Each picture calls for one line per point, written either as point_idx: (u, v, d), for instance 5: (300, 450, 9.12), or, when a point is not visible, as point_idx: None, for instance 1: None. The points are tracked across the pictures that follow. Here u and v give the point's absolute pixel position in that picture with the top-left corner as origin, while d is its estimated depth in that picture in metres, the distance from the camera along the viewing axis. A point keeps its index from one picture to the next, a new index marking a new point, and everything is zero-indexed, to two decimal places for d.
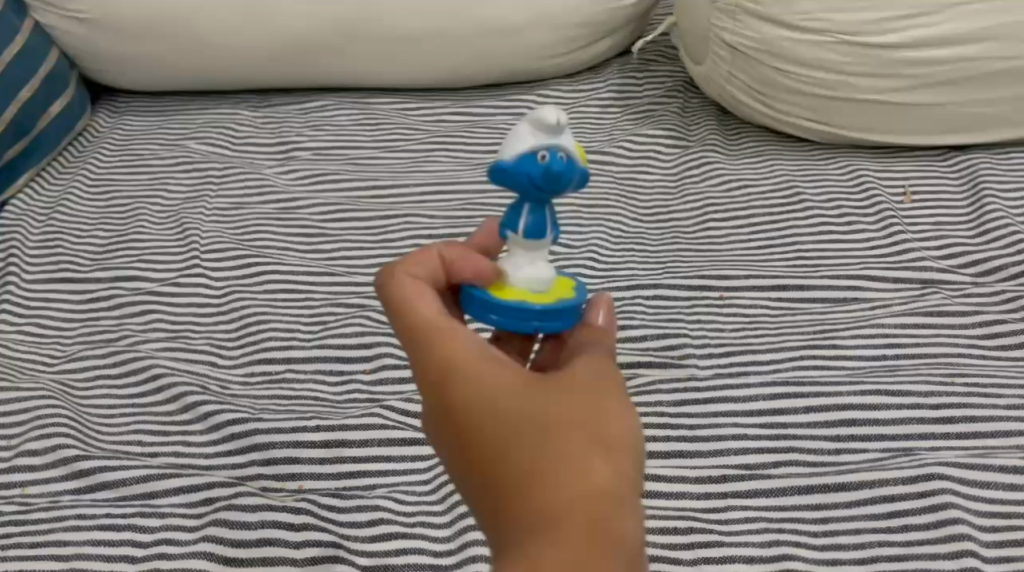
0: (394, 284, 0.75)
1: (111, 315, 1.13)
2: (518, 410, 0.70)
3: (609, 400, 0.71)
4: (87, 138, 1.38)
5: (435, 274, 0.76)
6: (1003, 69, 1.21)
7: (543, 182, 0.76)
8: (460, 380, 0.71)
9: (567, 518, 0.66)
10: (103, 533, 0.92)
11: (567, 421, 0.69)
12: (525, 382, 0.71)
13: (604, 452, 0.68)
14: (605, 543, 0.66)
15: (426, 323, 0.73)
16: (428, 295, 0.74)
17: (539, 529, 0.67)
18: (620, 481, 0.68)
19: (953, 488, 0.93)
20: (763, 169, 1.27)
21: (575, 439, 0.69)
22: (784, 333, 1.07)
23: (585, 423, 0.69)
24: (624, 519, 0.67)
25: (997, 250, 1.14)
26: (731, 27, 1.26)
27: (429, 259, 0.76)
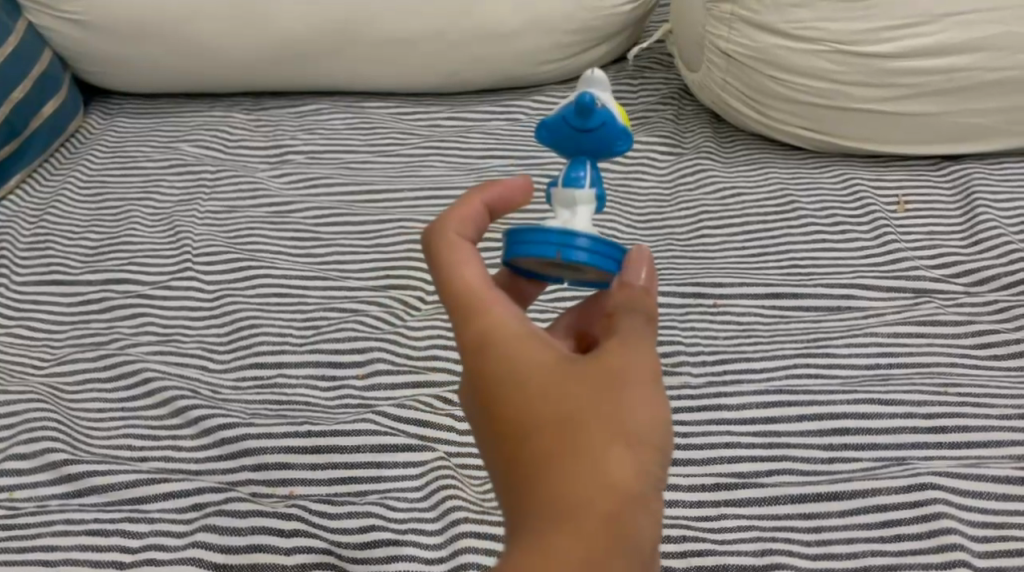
0: (443, 247, 0.77)
1: (102, 318, 1.12)
2: (550, 391, 0.71)
3: (640, 389, 0.71)
4: (80, 139, 1.37)
5: (481, 222, 0.79)
6: (998, 79, 1.21)
7: (578, 120, 0.83)
8: (498, 355, 0.73)
9: (583, 504, 0.68)
10: (92, 539, 0.92)
11: (594, 408, 0.70)
12: (558, 364, 0.72)
13: (624, 447, 0.70)
14: (613, 539, 0.68)
15: (471, 293, 0.75)
16: (476, 259, 0.77)
17: (554, 511, 0.69)
18: (638, 478, 0.69)
19: (946, 497, 0.93)
20: (758, 176, 1.27)
21: (600, 426, 0.70)
22: (777, 341, 1.07)
23: (610, 410, 0.70)
24: (636, 516, 0.69)
25: (990, 260, 1.14)
26: (726, 34, 1.26)
27: (474, 208, 0.79)
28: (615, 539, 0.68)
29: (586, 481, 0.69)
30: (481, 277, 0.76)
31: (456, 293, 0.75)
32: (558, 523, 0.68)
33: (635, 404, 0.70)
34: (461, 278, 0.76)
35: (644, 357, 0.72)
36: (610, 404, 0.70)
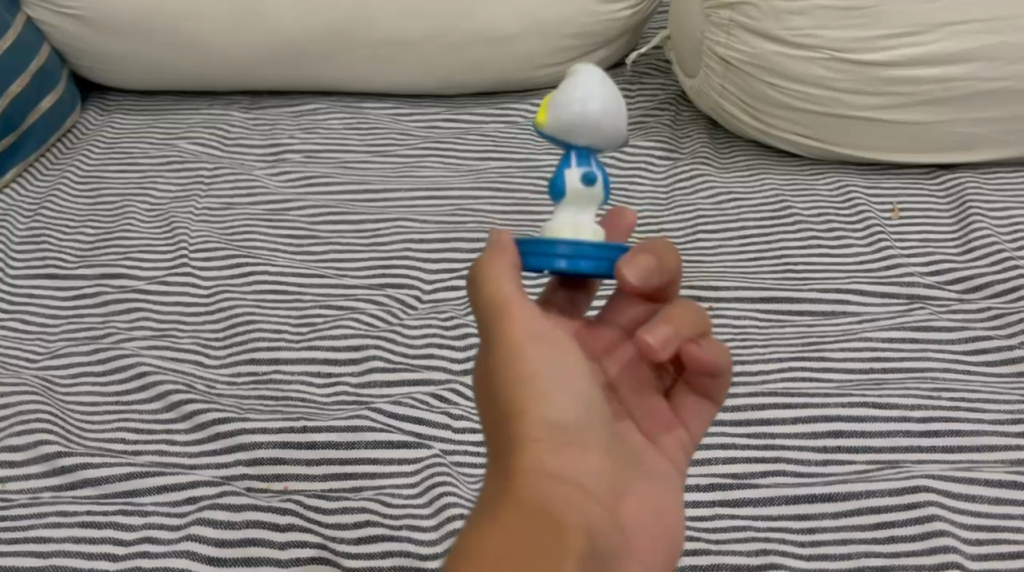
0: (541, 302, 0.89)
1: (97, 313, 1.12)
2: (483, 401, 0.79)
3: (521, 366, 0.77)
4: (76, 134, 1.37)
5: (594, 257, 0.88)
6: (993, 89, 1.22)
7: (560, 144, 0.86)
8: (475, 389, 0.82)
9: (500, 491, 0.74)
10: (85, 531, 0.92)
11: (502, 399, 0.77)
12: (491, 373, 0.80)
13: (520, 429, 0.76)
14: (528, 516, 0.73)
15: None
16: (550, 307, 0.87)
17: (484, 503, 0.74)
18: (538, 454, 0.75)
19: (939, 500, 0.93)
20: (754, 183, 1.27)
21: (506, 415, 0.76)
22: (772, 345, 1.07)
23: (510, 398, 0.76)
24: (551, 489, 0.74)
25: (985, 267, 1.15)
26: (725, 40, 1.27)
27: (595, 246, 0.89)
28: (533, 515, 0.73)
29: (501, 471, 0.75)
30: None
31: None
32: (485, 513, 0.73)
33: (517, 385, 0.76)
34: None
35: (513, 328, 0.78)
36: (500, 392, 0.77)
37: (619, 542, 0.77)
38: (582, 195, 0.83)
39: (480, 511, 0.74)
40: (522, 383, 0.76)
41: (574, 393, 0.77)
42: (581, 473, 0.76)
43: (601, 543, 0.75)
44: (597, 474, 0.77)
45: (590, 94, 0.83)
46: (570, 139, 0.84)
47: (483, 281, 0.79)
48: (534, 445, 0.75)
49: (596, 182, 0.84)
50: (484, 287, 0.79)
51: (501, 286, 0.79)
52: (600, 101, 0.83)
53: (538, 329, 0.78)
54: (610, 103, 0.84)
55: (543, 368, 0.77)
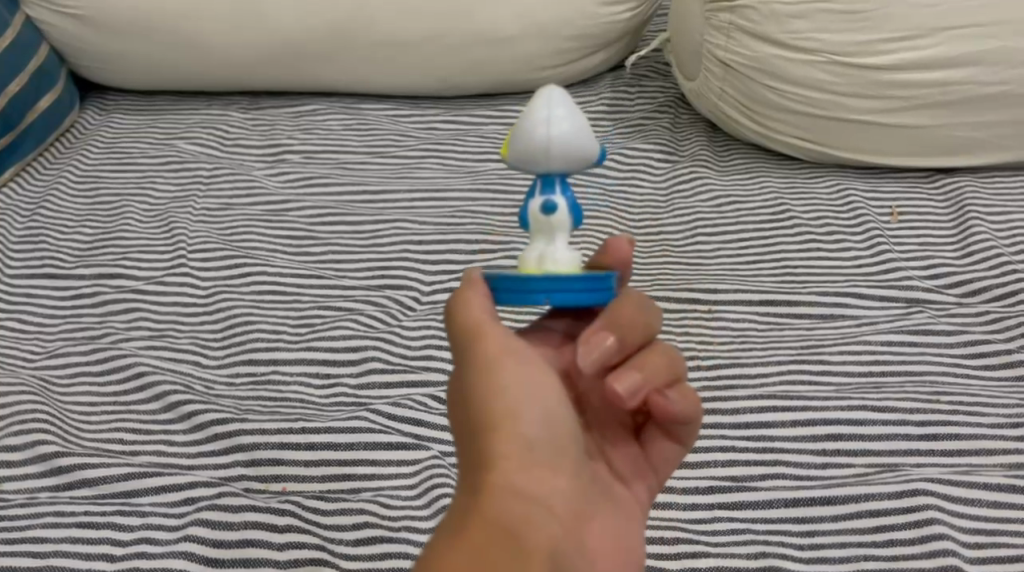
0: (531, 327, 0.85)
1: (95, 313, 1.12)
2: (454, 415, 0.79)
3: (493, 382, 0.76)
4: (75, 134, 1.37)
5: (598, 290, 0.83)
6: (991, 94, 1.22)
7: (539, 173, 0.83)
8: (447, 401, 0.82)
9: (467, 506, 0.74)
10: (82, 531, 0.91)
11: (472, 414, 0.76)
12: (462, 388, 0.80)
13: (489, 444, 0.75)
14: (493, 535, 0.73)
15: None
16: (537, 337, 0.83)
17: (451, 520, 0.74)
18: (508, 471, 0.75)
19: (938, 504, 0.93)
20: (753, 186, 1.27)
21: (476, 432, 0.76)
22: (771, 347, 1.07)
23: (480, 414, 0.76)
24: (516, 507, 0.74)
25: (984, 271, 1.15)
26: (725, 43, 1.27)
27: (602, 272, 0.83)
28: (497, 531, 0.73)
29: (469, 488, 0.75)
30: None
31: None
32: (452, 530, 0.73)
33: (488, 402, 0.76)
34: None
35: (489, 349, 0.77)
36: (472, 408, 0.76)
37: (583, 561, 0.77)
38: (543, 224, 0.81)
39: (447, 527, 0.74)
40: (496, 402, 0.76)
41: (546, 415, 0.77)
42: (546, 491, 0.76)
43: (562, 564, 0.75)
44: (562, 492, 0.77)
45: (551, 118, 0.79)
46: (537, 167, 0.80)
47: (458, 306, 0.79)
48: (505, 462, 0.75)
49: (557, 210, 0.80)
50: (459, 311, 0.79)
51: (475, 313, 0.78)
52: (560, 129, 0.79)
53: (510, 346, 0.78)
54: (573, 126, 0.80)
55: (515, 385, 0.77)
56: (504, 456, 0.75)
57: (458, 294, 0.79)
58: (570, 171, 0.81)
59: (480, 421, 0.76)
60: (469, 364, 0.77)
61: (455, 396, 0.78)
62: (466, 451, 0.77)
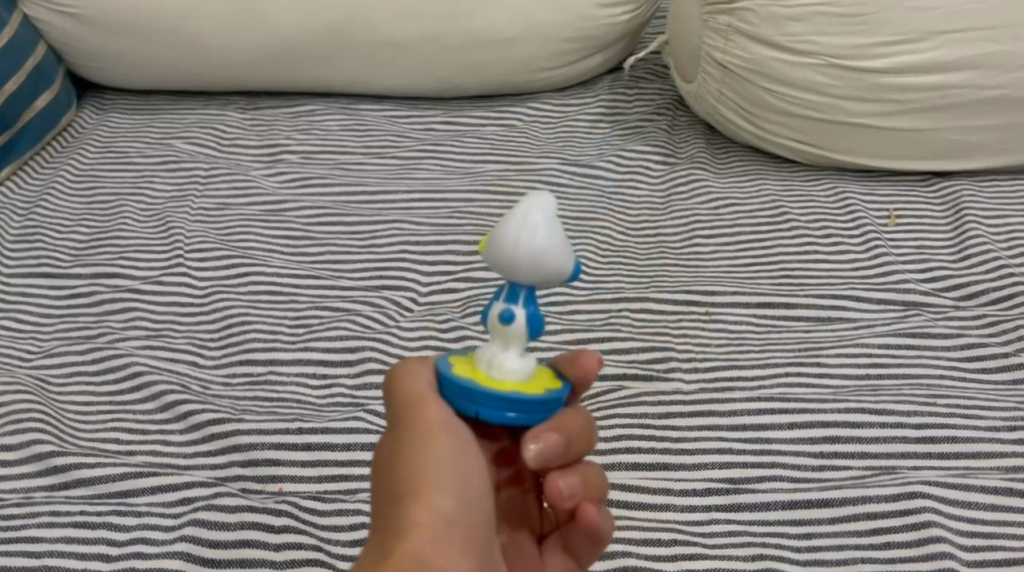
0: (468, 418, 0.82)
1: (91, 312, 1.12)
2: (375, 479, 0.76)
3: (422, 449, 0.74)
4: (72, 132, 1.37)
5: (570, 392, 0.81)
6: (988, 97, 1.22)
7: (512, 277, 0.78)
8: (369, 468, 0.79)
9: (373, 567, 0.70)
10: (79, 531, 0.91)
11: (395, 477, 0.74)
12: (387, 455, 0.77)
13: (408, 508, 0.72)
14: None
15: None
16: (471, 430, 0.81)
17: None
18: (420, 540, 0.71)
19: (935, 506, 0.93)
20: (750, 188, 1.27)
21: (397, 498, 0.73)
22: (768, 350, 1.07)
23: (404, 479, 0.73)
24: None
25: (981, 275, 1.15)
26: (723, 46, 1.27)
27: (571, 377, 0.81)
28: None
29: (377, 551, 0.71)
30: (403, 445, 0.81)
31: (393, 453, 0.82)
32: None
33: (414, 468, 0.73)
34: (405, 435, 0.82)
35: (422, 420, 0.75)
36: (394, 475, 0.74)
37: None
38: (497, 331, 0.76)
39: None
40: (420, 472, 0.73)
41: (469, 496, 0.74)
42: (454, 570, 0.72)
43: None
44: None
45: (530, 228, 0.75)
46: (505, 274, 0.76)
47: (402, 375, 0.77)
48: (416, 530, 0.71)
49: (513, 320, 0.76)
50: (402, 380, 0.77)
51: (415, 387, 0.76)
52: (539, 240, 0.75)
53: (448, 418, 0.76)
54: (551, 239, 0.75)
55: (443, 455, 0.74)
56: (416, 525, 0.72)
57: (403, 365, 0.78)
58: (539, 284, 0.76)
59: (399, 489, 0.73)
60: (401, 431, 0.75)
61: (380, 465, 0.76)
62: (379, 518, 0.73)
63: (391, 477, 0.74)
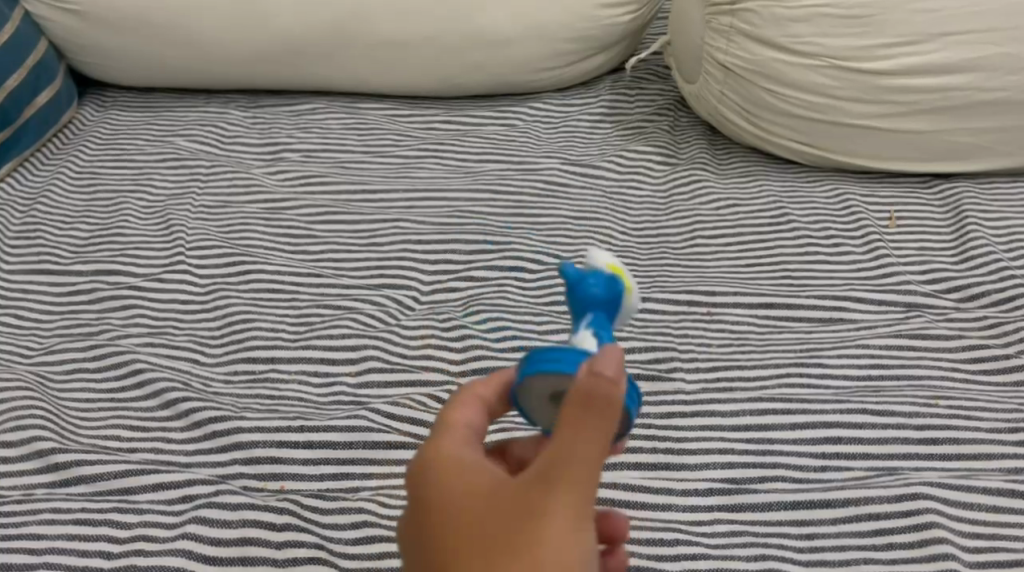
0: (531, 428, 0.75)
1: (92, 309, 1.11)
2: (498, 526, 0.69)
3: (566, 523, 0.69)
4: (73, 129, 1.37)
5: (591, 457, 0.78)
6: (989, 100, 1.22)
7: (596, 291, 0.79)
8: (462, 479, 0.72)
9: None
10: (79, 528, 0.91)
11: (535, 546, 0.68)
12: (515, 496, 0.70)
13: None
14: None
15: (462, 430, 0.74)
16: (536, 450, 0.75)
17: None
18: None
19: (937, 507, 0.93)
20: (751, 189, 1.27)
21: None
22: (769, 350, 1.07)
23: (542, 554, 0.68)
24: None
25: (982, 276, 1.15)
26: (725, 47, 1.27)
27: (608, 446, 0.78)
28: None
29: None
30: (475, 430, 0.74)
31: (438, 418, 0.75)
32: None
33: (552, 544, 0.68)
34: (454, 411, 0.74)
35: (577, 490, 0.69)
36: (532, 544, 0.68)
37: None
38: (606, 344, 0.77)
39: None
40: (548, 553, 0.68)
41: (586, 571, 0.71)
42: None
43: None
44: None
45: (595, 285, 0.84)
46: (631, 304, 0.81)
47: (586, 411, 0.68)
48: None
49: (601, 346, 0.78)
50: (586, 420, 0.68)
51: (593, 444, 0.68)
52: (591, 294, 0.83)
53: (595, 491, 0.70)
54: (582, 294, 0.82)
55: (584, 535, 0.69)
56: None
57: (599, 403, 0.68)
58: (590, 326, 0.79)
59: (515, 560, 0.68)
60: (549, 485, 0.69)
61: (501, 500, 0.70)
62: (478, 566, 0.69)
63: (514, 535, 0.69)
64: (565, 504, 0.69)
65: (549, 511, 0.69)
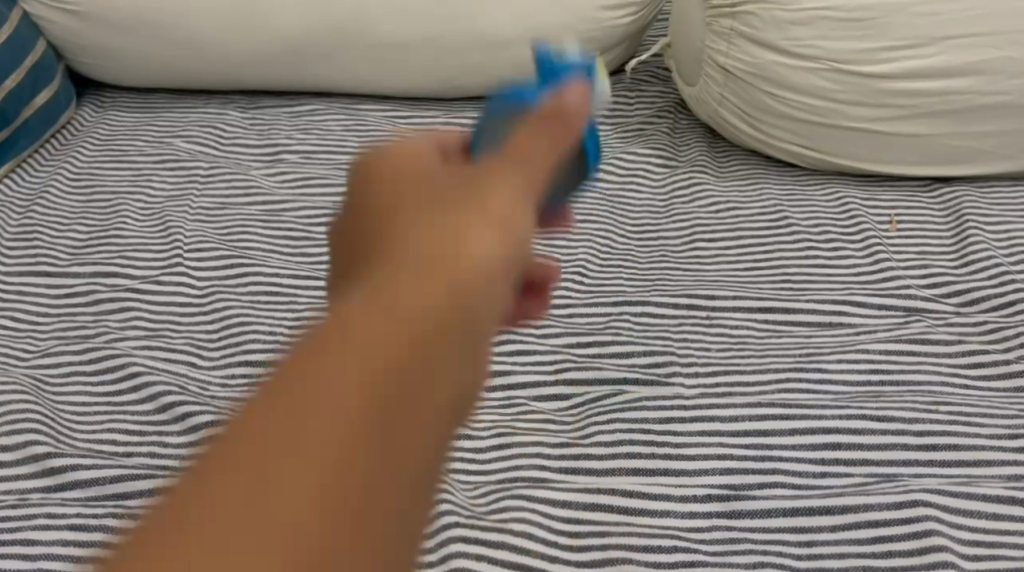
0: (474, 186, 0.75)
1: (89, 311, 1.11)
2: (415, 235, 0.64)
3: (474, 264, 0.64)
4: (72, 130, 1.36)
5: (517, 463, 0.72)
6: (990, 103, 1.22)
7: None
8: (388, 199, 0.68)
9: (373, 391, 0.58)
10: (74, 533, 0.90)
11: (441, 266, 0.63)
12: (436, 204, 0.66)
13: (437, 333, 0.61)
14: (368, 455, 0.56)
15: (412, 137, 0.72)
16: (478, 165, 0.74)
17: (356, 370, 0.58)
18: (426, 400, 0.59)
19: (937, 514, 0.92)
20: (751, 192, 1.27)
21: (430, 294, 0.61)
22: (769, 355, 1.06)
23: (444, 288, 0.62)
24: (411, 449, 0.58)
25: (982, 281, 1.14)
26: (725, 50, 1.27)
27: None
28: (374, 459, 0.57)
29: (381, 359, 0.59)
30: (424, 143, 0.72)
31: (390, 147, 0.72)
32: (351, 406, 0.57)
33: (460, 287, 0.62)
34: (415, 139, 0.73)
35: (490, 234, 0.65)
36: (442, 258, 0.63)
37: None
38: None
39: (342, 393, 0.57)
40: (414, 383, 0.59)
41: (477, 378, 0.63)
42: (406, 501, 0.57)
43: None
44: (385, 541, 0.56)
45: None
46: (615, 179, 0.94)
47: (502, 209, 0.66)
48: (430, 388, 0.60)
49: None
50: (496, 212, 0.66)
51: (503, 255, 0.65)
52: None
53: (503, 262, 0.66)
54: None
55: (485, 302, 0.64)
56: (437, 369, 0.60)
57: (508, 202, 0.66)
58: None
59: (428, 265, 0.62)
60: (458, 260, 0.63)
61: (417, 246, 0.63)
62: (353, 318, 0.60)
63: (412, 283, 0.62)
64: (478, 256, 0.64)
65: (449, 317, 0.61)
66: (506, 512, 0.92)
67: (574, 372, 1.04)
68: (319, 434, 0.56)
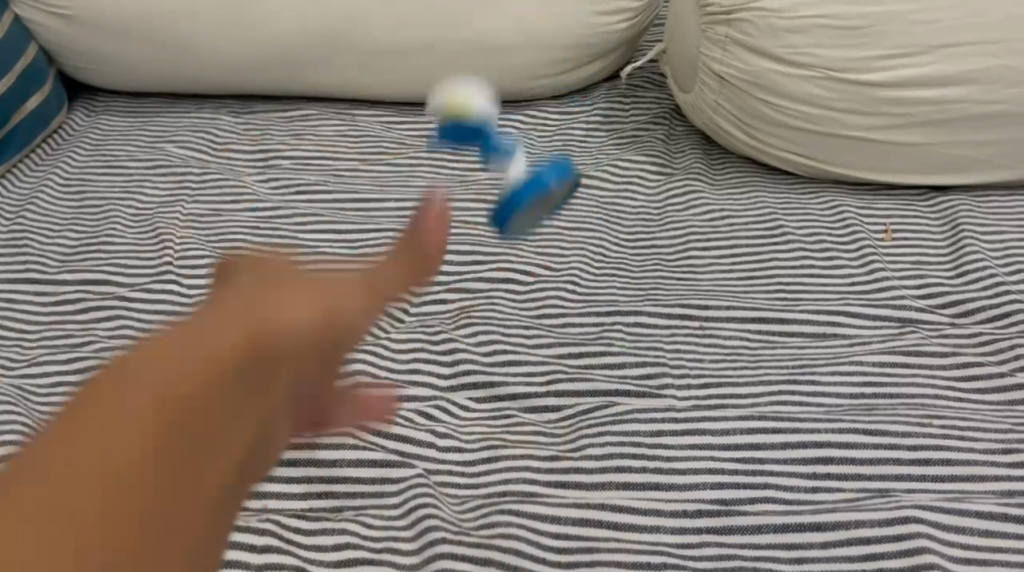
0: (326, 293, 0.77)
1: (78, 320, 1.10)
2: (231, 322, 0.70)
3: (275, 372, 0.71)
4: (63, 134, 1.36)
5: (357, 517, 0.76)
6: (986, 112, 1.21)
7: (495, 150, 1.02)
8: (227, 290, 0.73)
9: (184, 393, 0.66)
10: None
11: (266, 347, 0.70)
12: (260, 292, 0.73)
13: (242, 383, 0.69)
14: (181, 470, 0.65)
15: (267, 265, 0.76)
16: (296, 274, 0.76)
17: (199, 371, 0.67)
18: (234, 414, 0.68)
19: (928, 531, 0.91)
20: (746, 200, 1.26)
21: (245, 369, 0.69)
22: (761, 366, 1.06)
23: (263, 355, 0.70)
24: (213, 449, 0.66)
25: (977, 292, 1.14)
26: (720, 57, 1.26)
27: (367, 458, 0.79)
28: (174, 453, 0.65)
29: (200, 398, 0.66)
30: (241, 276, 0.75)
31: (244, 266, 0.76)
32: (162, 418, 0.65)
33: (274, 360, 0.71)
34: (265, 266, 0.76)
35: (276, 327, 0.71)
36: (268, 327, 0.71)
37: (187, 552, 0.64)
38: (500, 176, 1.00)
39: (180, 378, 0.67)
40: (250, 396, 0.69)
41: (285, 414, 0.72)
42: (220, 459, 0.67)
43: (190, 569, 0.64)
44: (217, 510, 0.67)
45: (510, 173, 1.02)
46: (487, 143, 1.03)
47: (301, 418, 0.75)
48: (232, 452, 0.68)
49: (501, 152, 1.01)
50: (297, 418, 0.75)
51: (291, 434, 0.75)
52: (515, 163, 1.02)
53: (303, 382, 0.73)
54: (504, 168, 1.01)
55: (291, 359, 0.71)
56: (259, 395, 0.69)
57: (311, 411, 0.75)
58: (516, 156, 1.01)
59: (252, 349, 0.69)
60: (253, 359, 0.69)
61: (217, 345, 0.68)
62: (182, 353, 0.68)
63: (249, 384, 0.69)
64: (275, 351, 0.71)
65: (247, 378, 0.69)
66: (494, 526, 0.91)
67: (566, 383, 1.04)
68: (110, 431, 0.64)
